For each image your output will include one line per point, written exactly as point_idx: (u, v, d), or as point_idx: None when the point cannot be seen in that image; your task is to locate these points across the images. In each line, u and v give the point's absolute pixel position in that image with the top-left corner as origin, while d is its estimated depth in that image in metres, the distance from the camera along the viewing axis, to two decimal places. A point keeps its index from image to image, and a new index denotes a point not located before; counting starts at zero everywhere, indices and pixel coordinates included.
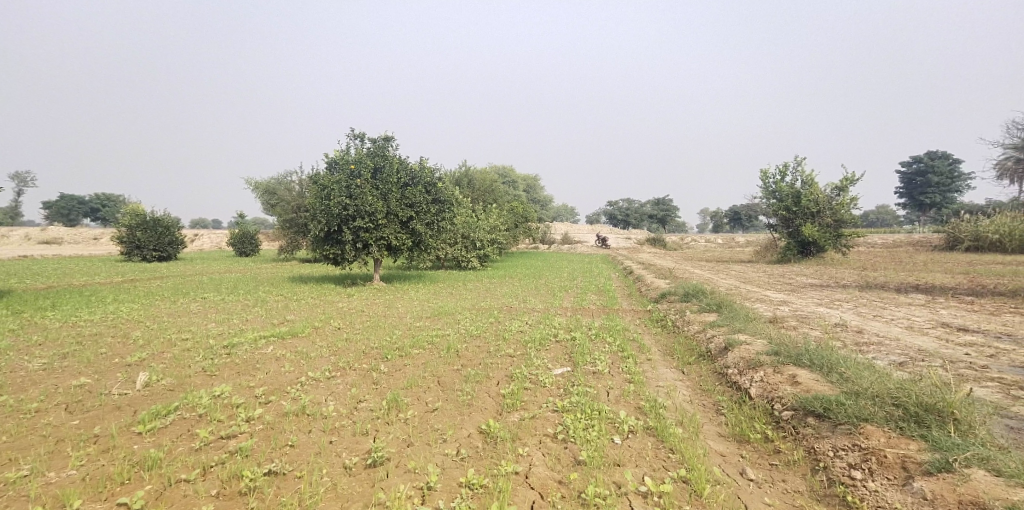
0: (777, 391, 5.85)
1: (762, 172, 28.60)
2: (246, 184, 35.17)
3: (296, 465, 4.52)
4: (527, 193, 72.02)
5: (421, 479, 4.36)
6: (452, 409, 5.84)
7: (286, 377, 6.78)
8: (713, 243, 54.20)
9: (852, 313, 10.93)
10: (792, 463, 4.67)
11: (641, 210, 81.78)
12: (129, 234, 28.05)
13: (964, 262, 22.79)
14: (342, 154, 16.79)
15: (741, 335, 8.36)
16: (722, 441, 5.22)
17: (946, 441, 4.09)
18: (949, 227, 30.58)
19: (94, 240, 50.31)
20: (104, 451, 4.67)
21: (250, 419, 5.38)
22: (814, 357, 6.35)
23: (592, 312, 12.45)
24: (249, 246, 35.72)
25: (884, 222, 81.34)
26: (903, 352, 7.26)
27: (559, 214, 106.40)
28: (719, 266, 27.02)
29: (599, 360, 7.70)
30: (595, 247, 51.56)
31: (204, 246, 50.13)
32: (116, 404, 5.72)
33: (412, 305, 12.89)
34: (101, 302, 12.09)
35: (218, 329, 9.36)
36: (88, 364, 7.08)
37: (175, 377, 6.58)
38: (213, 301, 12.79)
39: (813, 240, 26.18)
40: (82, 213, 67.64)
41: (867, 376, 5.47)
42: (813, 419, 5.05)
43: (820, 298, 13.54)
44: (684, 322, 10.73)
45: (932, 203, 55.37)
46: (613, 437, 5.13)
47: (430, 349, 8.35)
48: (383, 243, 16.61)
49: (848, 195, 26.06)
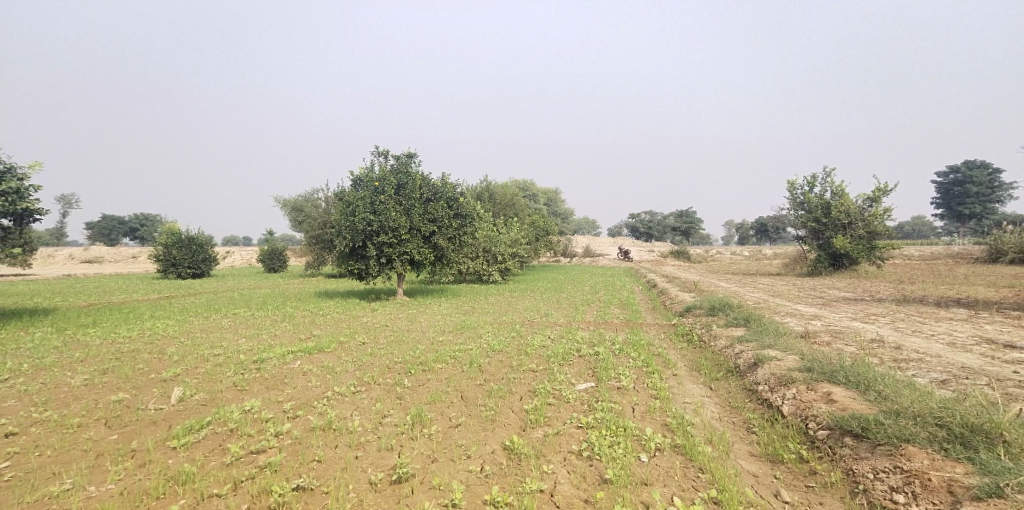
0: (811, 409, 5.66)
1: (790, 182, 28.08)
2: (275, 202, 36.10)
3: (323, 480, 4.56)
4: (549, 207, 72.05)
5: (446, 496, 4.34)
6: (476, 425, 5.82)
7: (313, 392, 6.87)
8: (739, 255, 53.18)
9: (888, 328, 10.54)
10: (828, 484, 4.50)
11: (664, 222, 80.96)
12: (165, 252, 29.10)
13: (1008, 275, 21.77)
14: (367, 171, 17.15)
15: (771, 350, 8.14)
16: (754, 461, 5.06)
17: (995, 463, 3.89)
18: (991, 238, 29.36)
19: (132, 258, 52.30)
20: (141, 466, 4.80)
21: (278, 434, 5.46)
22: (849, 374, 6.14)
23: (615, 326, 12.30)
24: (277, 262, 36.53)
25: (920, 233, 78.58)
26: (944, 370, 6.95)
27: (582, 227, 105.99)
28: (746, 280, 26.43)
29: (624, 375, 7.59)
30: (618, 260, 51.13)
31: (235, 263, 51.50)
32: (152, 419, 5.88)
33: (435, 319, 12.96)
34: (138, 319, 12.51)
35: (248, 344, 9.56)
36: (126, 379, 7.31)
37: (208, 392, 6.75)
38: (243, 317, 13.11)
39: (844, 252, 25.45)
40: (122, 232, 70.45)
41: (907, 394, 5.25)
42: (851, 439, 4.86)
43: (854, 313, 13.09)
44: (711, 337, 10.51)
45: (971, 213, 53.35)
46: (640, 455, 5.03)
47: (453, 363, 8.36)
48: (406, 258, 16.80)
49: (881, 205, 25.32)
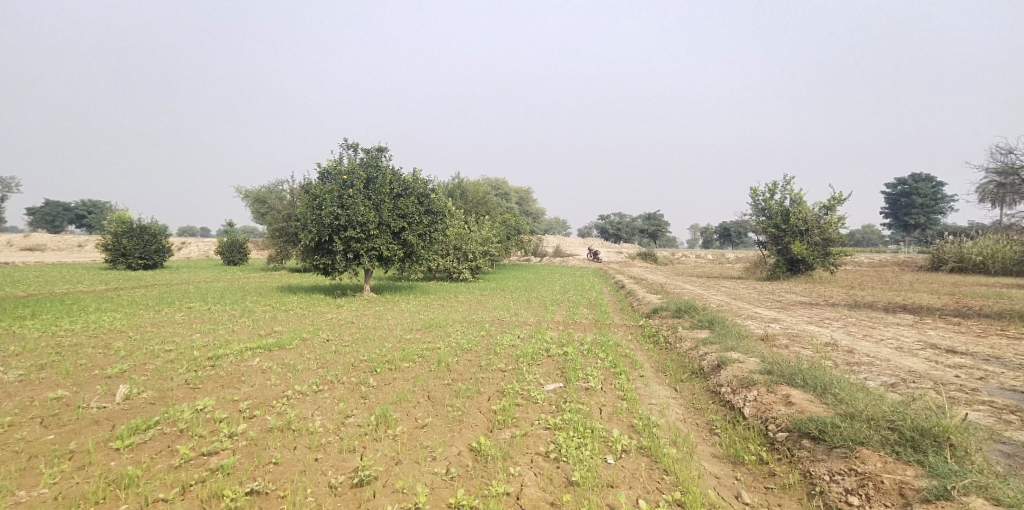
0: (770, 411, 5.80)
1: (752, 189, 28.92)
2: (236, 192, 34.83)
3: (279, 484, 4.37)
4: (519, 206, 72.08)
5: (409, 499, 4.23)
6: (442, 425, 5.72)
7: (272, 390, 6.62)
8: (703, 258, 54.61)
9: (842, 332, 10.96)
10: (787, 486, 4.61)
11: (632, 224, 82.29)
12: (115, 241, 27.70)
13: (949, 283, 23.02)
14: (335, 164, 16.71)
15: (734, 353, 8.32)
16: (716, 462, 5.15)
17: (943, 467, 4.05)
18: (934, 248, 31.02)
19: (78, 246, 49.50)
20: (79, 469, 4.50)
21: (233, 435, 5.22)
22: (807, 377, 6.32)
23: (583, 326, 12.38)
24: (237, 255, 35.26)
25: (870, 241, 82.38)
26: (893, 373, 7.25)
27: (551, 228, 106.53)
28: (710, 282, 27.10)
29: (591, 376, 7.63)
30: (586, 261, 51.65)
31: (191, 255, 49.37)
32: (94, 418, 5.53)
33: (403, 317, 12.73)
34: (83, 311, 11.82)
35: (203, 340, 9.15)
36: (67, 376, 6.87)
37: (157, 390, 6.41)
38: (198, 311, 12.55)
39: (801, 257, 26.41)
40: (67, 219, 66.62)
41: (861, 397, 5.44)
42: (808, 441, 4.99)
43: (810, 317, 13.57)
44: (676, 338, 10.69)
45: (916, 223, 56.35)
46: (606, 456, 5.04)
47: (420, 362, 8.20)
48: (374, 254, 16.47)
49: (836, 214, 26.36)
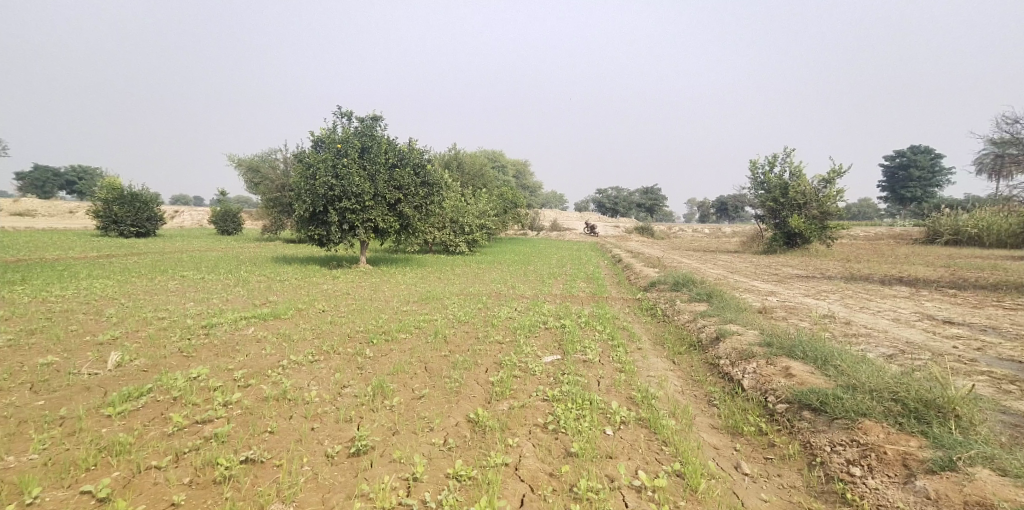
0: (770, 383, 5.76)
1: (752, 162, 28.61)
2: (228, 161, 34.17)
3: (275, 453, 4.32)
4: (516, 178, 71.35)
5: (407, 469, 4.18)
6: (439, 396, 5.66)
7: (267, 360, 6.55)
8: (700, 232, 54.59)
9: (838, 304, 10.96)
10: (787, 457, 4.60)
11: (630, 198, 81.93)
12: (106, 209, 27.29)
13: (944, 255, 23.03)
14: (329, 132, 16.32)
15: (733, 325, 8.27)
16: (715, 433, 5.13)
17: (948, 437, 4.02)
18: (929, 220, 31.00)
19: (69, 213, 48.96)
20: (70, 434, 4.43)
21: (227, 403, 5.15)
22: (807, 349, 6.27)
23: (581, 299, 12.34)
24: (230, 224, 34.97)
25: (866, 215, 82.31)
26: (891, 344, 7.24)
27: (548, 202, 105.83)
28: (705, 256, 27.13)
29: (590, 348, 7.59)
30: (583, 235, 51.50)
31: (184, 224, 48.76)
32: (85, 385, 5.45)
33: (399, 288, 12.64)
34: (74, 278, 11.67)
35: (197, 309, 9.04)
36: (58, 341, 6.78)
37: (150, 358, 6.32)
38: (192, 279, 12.40)
39: (798, 231, 26.33)
40: (57, 185, 65.62)
41: (864, 369, 5.38)
42: (809, 413, 4.96)
43: (806, 290, 13.55)
44: (674, 311, 10.66)
45: (913, 197, 56.26)
46: (605, 428, 5.00)
47: (417, 334, 8.14)
48: (369, 226, 16.26)
49: (835, 187, 26.14)
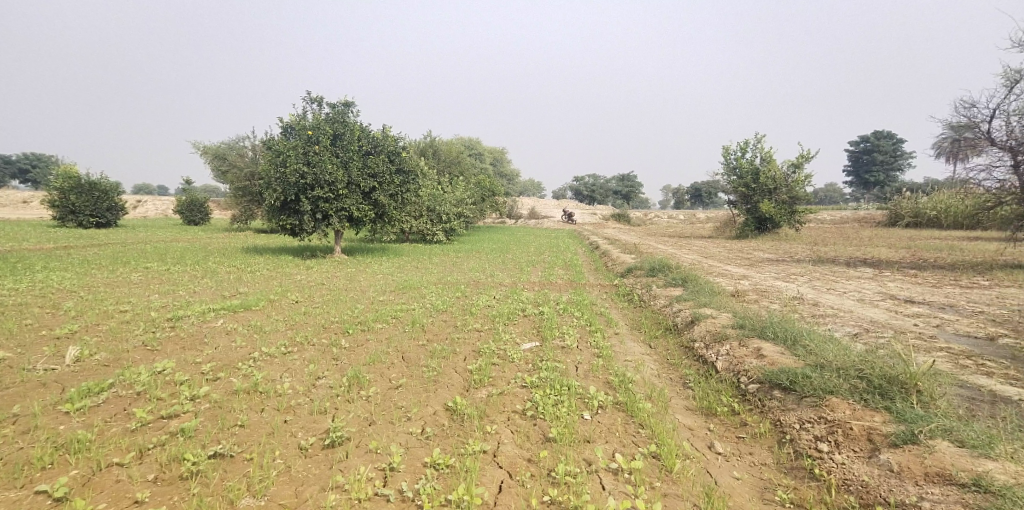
0: (742, 364, 5.88)
1: (724, 148, 29.04)
2: (193, 148, 32.98)
3: (246, 447, 4.21)
4: (493, 166, 70.91)
5: (383, 460, 4.14)
6: (417, 386, 5.61)
7: (238, 352, 6.38)
8: (674, 218, 55.38)
9: (807, 286, 11.27)
10: (758, 435, 4.71)
11: (606, 186, 82.45)
12: (62, 198, 26.11)
13: (906, 237, 23.86)
14: (299, 119, 15.87)
15: (707, 309, 8.41)
16: (690, 415, 5.22)
17: (910, 412, 4.17)
18: (892, 204, 32.06)
19: (24, 203, 46.78)
20: (25, 433, 4.24)
21: (195, 398, 5.01)
22: (778, 330, 6.42)
23: (559, 286, 12.39)
24: (198, 214, 33.92)
25: (832, 199, 84.76)
26: (857, 324, 7.49)
27: (525, 190, 105.63)
28: (680, 241, 27.55)
29: (567, 334, 7.63)
30: (560, 222, 51.67)
31: (148, 214, 47.11)
32: (41, 381, 5.22)
33: (375, 278, 12.48)
34: (29, 270, 11.15)
35: (162, 301, 8.75)
36: (11, 336, 6.49)
37: (112, 352, 6.10)
38: (157, 271, 12.00)
39: (769, 216, 26.94)
40: (10, 174, 62.55)
41: (831, 348, 5.55)
42: (779, 392, 5.09)
43: (777, 273, 13.92)
44: (650, 296, 10.80)
45: (877, 181, 58.03)
46: (582, 413, 5.03)
47: (393, 323, 8.05)
48: (343, 215, 15.95)
49: (803, 172, 26.75)
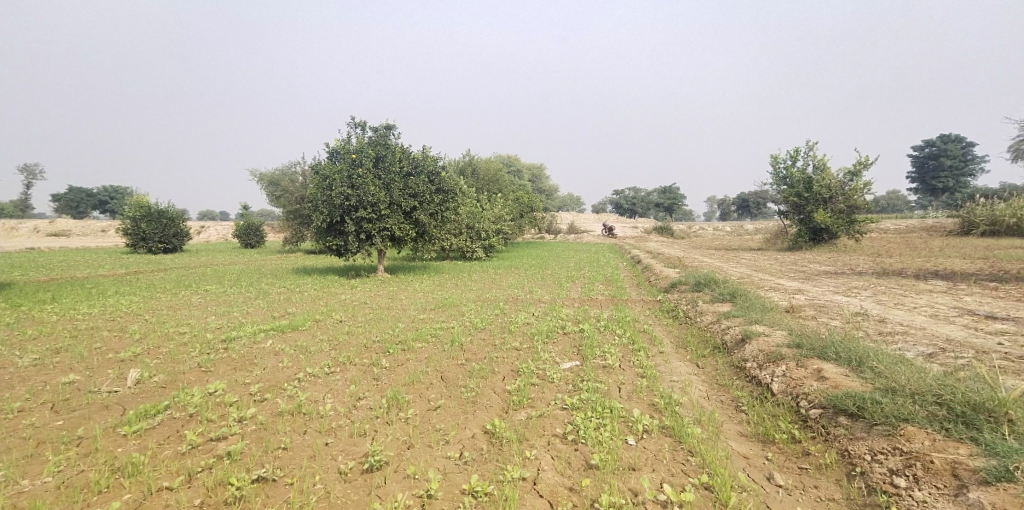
0: (802, 387, 5.46)
1: (772, 157, 27.99)
2: (249, 175, 34.81)
3: (288, 471, 4.22)
4: (532, 183, 71.08)
5: (421, 486, 4.03)
6: (455, 407, 5.51)
7: (283, 373, 6.49)
8: (721, 230, 53.68)
9: (871, 301, 10.51)
10: (823, 467, 4.32)
11: (648, 199, 81.08)
12: (134, 226, 28.04)
13: (981, 246, 22.02)
14: (343, 143, 16.42)
15: (759, 326, 7.94)
16: (745, 442, 4.86)
17: (1001, 444, 3.71)
18: (964, 211, 29.76)
19: (102, 232, 50.67)
20: (86, 455, 4.41)
21: (242, 419, 5.09)
22: (840, 350, 5.94)
23: (600, 303, 12.10)
24: (254, 238, 35.58)
25: (895, 207, 79.79)
26: (931, 342, 6.85)
27: (565, 205, 105.50)
28: (728, 254, 26.53)
29: (609, 353, 7.35)
30: (601, 237, 51.01)
31: (210, 238, 50.05)
32: (104, 403, 5.46)
33: (416, 296, 12.59)
34: (101, 295, 11.92)
35: (217, 322, 9.11)
36: (82, 359, 6.87)
37: (169, 373, 6.34)
38: (214, 293, 12.58)
39: (825, 226, 25.57)
40: (90, 205, 68.14)
41: (903, 370, 5.07)
42: (845, 418, 4.67)
43: (836, 286, 13.07)
44: (696, 312, 10.35)
45: (945, 188, 54.17)
46: (627, 438, 4.78)
47: (433, 342, 8.03)
48: (386, 234, 16.25)
49: (861, 179, 25.33)
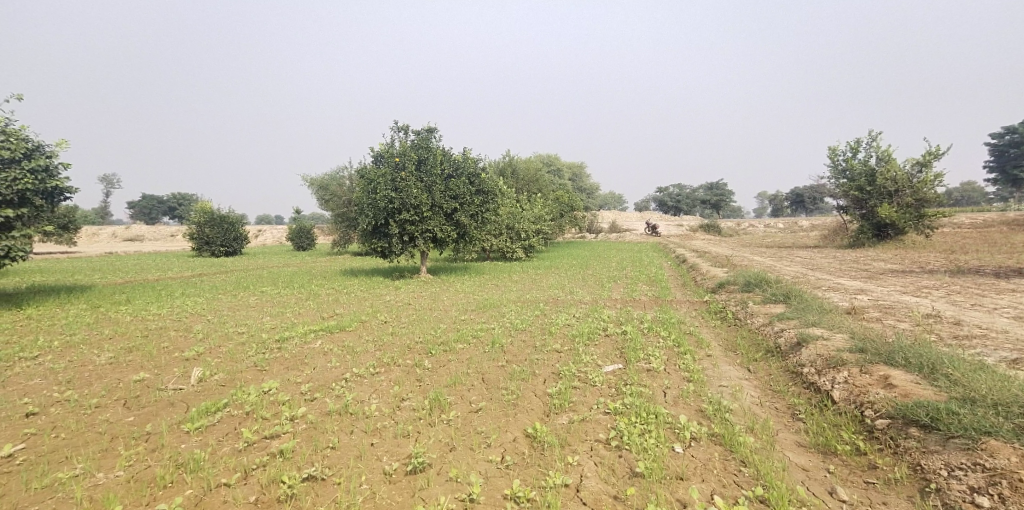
0: (866, 395, 5.09)
1: (831, 149, 26.57)
2: (302, 181, 36.22)
3: (336, 470, 4.30)
4: (573, 182, 70.48)
5: (463, 490, 4.01)
6: (497, 410, 5.48)
7: (332, 373, 6.66)
8: (773, 227, 51.45)
9: (944, 302, 9.72)
10: (892, 482, 4.00)
11: (694, 195, 78.84)
12: (199, 231, 29.76)
13: None
14: (388, 147, 16.80)
15: (816, 329, 7.49)
16: (803, 452, 4.57)
17: None
18: None
19: (170, 236, 54.27)
20: (152, 450, 4.66)
21: (293, 418, 5.26)
22: (910, 355, 5.50)
23: (644, 304, 11.80)
24: (305, 241, 37.00)
25: (970, 199, 73.95)
26: (1014, 347, 6.25)
27: (607, 203, 104.21)
28: (782, 253, 25.30)
29: (654, 356, 7.13)
30: (645, 235, 49.92)
31: (266, 241, 52.56)
32: (170, 400, 5.77)
33: (458, 297, 12.69)
34: (168, 296, 12.68)
35: (271, 323, 9.50)
36: (150, 358, 7.30)
37: (228, 372, 6.63)
38: (269, 294, 13.16)
39: (890, 221, 23.96)
40: (160, 211, 73.03)
41: (983, 378, 4.64)
42: (917, 430, 4.31)
43: (903, 286, 12.19)
44: (746, 314, 9.91)
45: None
46: (674, 445, 4.60)
47: (474, 343, 8.04)
48: (428, 236, 16.48)
49: (932, 171, 23.62)
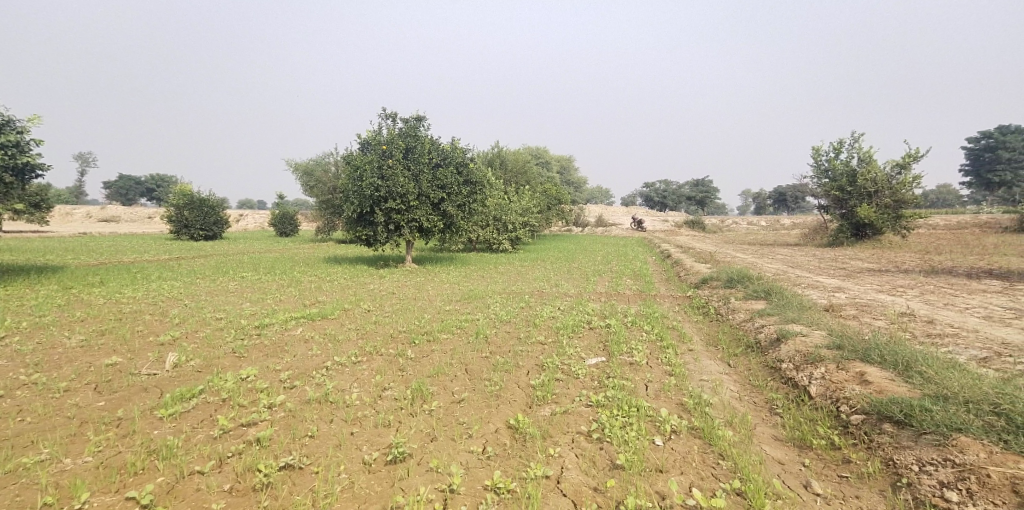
0: (842, 391, 5.18)
1: (814, 148, 26.92)
2: (286, 165, 35.60)
3: (314, 459, 4.24)
4: (561, 174, 70.47)
5: (443, 480, 3.99)
6: (480, 401, 5.46)
7: (312, 361, 6.57)
8: (756, 224, 52.16)
9: (918, 301, 9.94)
10: (865, 476, 4.08)
11: (680, 191, 79.46)
12: (178, 214, 29.10)
13: None
14: (374, 134, 16.55)
15: (796, 326, 7.59)
16: (780, 446, 4.64)
17: None
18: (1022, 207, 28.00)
19: (148, 218, 53.03)
20: (124, 436, 4.54)
21: (272, 406, 5.17)
22: (886, 353, 5.61)
23: (628, 297, 11.86)
24: (288, 227, 36.42)
25: (945, 201, 75.82)
26: (984, 346, 6.41)
27: (594, 197, 104.50)
28: (764, 250, 25.64)
29: (637, 350, 7.17)
30: (631, 229, 50.19)
31: (248, 226, 51.69)
32: (143, 386, 5.63)
33: (443, 287, 12.63)
34: (145, 279, 12.39)
35: (252, 309, 9.33)
36: (124, 342, 7.12)
37: (205, 358, 6.50)
38: (250, 280, 12.93)
39: (869, 222, 24.41)
40: (138, 193, 71.23)
41: (955, 376, 4.75)
42: (891, 426, 4.40)
43: (879, 285, 12.45)
44: (728, 310, 10.03)
45: (1001, 182, 50.69)
46: (654, 438, 4.63)
47: (458, 334, 8.00)
48: (414, 225, 16.33)
49: (910, 173, 24.08)
